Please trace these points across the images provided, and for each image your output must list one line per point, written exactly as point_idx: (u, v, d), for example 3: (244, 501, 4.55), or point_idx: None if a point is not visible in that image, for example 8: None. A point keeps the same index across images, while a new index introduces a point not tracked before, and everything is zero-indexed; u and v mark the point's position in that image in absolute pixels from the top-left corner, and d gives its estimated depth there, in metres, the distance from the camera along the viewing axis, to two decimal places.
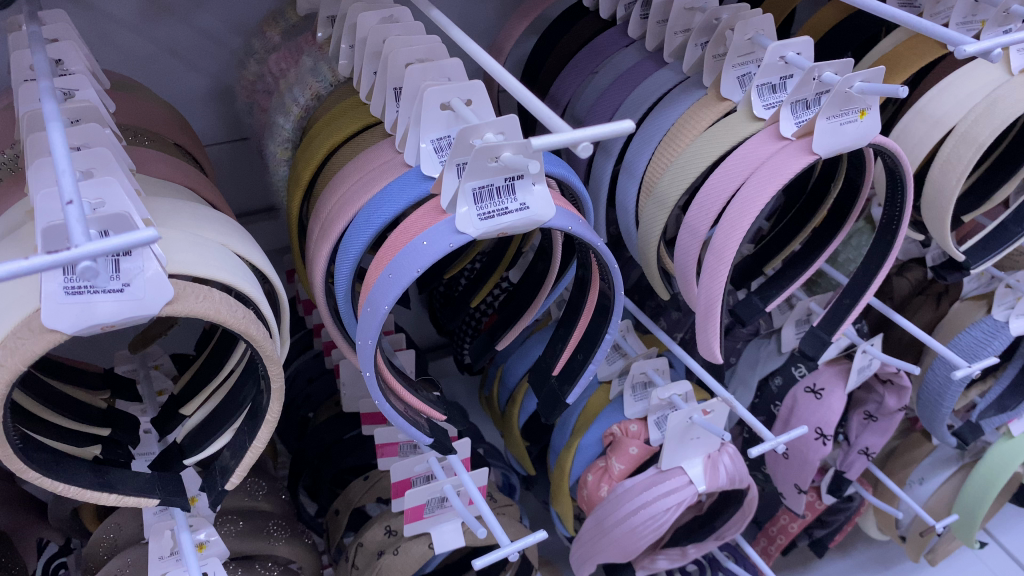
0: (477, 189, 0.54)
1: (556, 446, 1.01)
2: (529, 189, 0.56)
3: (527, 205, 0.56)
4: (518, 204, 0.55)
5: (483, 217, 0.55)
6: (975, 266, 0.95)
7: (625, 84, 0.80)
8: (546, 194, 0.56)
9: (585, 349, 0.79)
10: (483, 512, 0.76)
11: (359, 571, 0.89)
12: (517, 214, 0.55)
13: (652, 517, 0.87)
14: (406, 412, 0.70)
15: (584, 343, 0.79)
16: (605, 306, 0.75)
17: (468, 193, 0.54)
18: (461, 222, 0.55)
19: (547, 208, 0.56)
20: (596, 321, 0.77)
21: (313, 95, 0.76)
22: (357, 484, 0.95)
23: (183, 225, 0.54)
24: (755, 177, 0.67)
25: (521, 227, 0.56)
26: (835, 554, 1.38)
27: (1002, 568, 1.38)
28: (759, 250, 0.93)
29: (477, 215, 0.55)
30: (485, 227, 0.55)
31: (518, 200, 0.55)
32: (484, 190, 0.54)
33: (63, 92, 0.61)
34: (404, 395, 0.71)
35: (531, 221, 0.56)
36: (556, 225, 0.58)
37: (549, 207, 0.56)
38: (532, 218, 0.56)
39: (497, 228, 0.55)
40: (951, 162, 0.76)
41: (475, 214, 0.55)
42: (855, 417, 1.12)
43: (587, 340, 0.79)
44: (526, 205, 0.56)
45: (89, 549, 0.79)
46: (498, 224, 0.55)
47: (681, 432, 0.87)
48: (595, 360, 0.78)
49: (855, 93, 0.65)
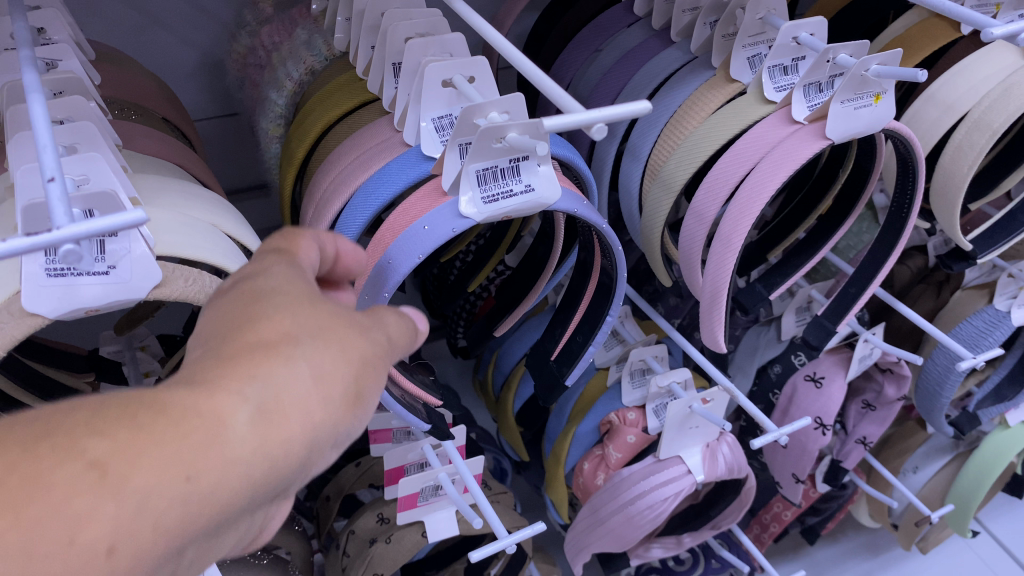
0: (481, 171, 0.52)
1: (551, 433, 1.00)
2: (534, 170, 0.53)
3: (532, 186, 0.53)
4: (523, 185, 0.53)
5: (487, 200, 0.53)
6: (982, 256, 0.94)
7: (631, 63, 0.78)
8: (552, 175, 0.54)
9: (585, 331, 0.77)
10: (478, 500, 0.74)
11: (349, 559, 0.88)
12: (521, 196, 0.53)
13: (650, 506, 0.86)
14: (404, 400, 0.68)
15: (584, 329, 0.77)
16: (607, 291, 0.73)
17: (471, 176, 0.52)
18: (464, 206, 0.53)
19: (553, 190, 0.54)
20: (597, 308, 0.75)
21: (307, 70, 0.73)
22: (349, 470, 0.93)
23: (171, 204, 0.52)
24: (767, 161, 0.65)
25: (526, 210, 0.54)
26: (825, 541, 1.38)
27: (991, 557, 1.39)
28: (763, 236, 0.91)
29: (480, 199, 0.53)
30: (488, 210, 0.53)
31: (522, 181, 0.53)
32: (488, 172, 0.52)
33: (45, 62, 0.58)
34: (403, 383, 0.69)
35: (537, 203, 0.54)
36: (563, 207, 0.56)
37: (554, 188, 0.54)
38: (537, 201, 0.54)
39: (502, 211, 0.53)
40: (963, 149, 0.75)
41: (479, 197, 0.53)
42: (853, 407, 1.11)
43: (587, 325, 0.77)
44: (531, 187, 0.53)
45: None
46: (503, 208, 0.53)
47: (681, 420, 0.85)
48: (594, 343, 0.76)
49: (871, 76, 0.63)
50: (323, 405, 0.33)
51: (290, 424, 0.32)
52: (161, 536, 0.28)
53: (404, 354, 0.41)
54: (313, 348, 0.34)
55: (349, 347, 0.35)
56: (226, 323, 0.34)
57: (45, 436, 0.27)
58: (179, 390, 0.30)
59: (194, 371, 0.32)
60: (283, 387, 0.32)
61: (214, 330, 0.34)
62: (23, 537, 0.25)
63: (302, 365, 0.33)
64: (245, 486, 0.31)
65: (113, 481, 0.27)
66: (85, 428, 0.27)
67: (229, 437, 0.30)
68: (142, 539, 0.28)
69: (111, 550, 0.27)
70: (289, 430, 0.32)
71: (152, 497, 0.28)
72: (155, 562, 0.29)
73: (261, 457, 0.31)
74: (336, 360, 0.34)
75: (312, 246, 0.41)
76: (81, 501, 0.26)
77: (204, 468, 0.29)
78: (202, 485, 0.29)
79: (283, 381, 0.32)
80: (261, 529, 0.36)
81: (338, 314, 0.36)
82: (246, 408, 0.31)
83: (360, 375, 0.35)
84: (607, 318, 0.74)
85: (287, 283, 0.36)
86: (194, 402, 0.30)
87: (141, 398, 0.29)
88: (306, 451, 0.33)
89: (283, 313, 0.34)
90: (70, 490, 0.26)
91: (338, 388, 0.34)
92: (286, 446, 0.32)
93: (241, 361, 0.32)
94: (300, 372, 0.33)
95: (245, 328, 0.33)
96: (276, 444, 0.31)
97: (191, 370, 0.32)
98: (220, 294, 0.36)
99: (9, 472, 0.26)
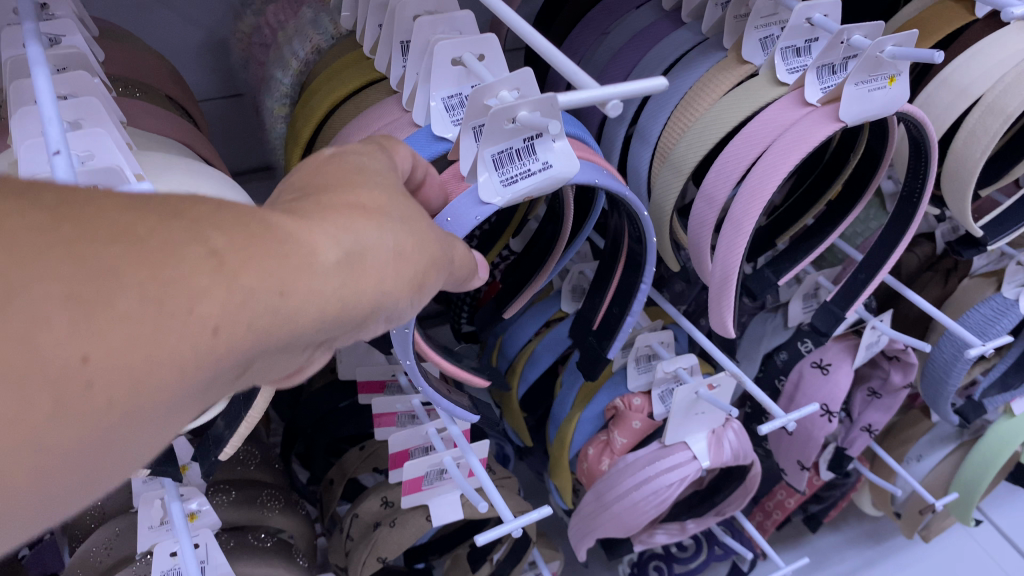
0: (497, 155, 0.51)
1: (555, 416, 0.98)
2: (549, 146, 0.52)
3: (550, 162, 0.53)
4: (540, 163, 0.52)
5: (506, 182, 0.52)
6: (992, 243, 0.93)
7: (641, 44, 0.77)
8: (568, 150, 0.53)
9: (620, 302, 0.79)
10: (484, 484, 0.73)
11: (354, 542, 0.88)
12: (539, 174, 0.53)
13: (654, 492, 0.85)
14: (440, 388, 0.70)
15: (620, 300, 0.79)
16: (637, 266, 0.74)
17: (487, 160, 0.51)
18: (484, 191, 0.52)
19: (570, 163, 0.53)
20: (630, 279, 0.76)
21: (313, 48, 0.73)
22: (352, 453, 0.93)
23: (177, 182, 0.51)
24: (779, 144, 0.64)
25: (546, 186, 0.53)
26: (826, 530, 1.38)
27: (993, 546, 1.39)
28: (771, 222, 0.90)
29: (499, 182, 0.52)
30: (510, 193, 0.52)
31: (539, 159, 0.52)
32: (504, 155, 0.51)
33: (49, 37, 0.57)
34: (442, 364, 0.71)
35: (555, 179, 0.53)
36: (582, 179, 0.55)
37: (572, 162, 0.53)
38: (557, 176, 0.53)
39: (521, 192, 0.53)
40: (977, 134, 0.74)
41: (497, 181, 0.52)
42: (859, 394, 1.11)
43: (622, 296, 0.78)
44: (549, 163, 0.53)
45: (77, 560, 0.75)
46: (523, 188, 0.52)
47: (688, 405, 0.85)
48: (631, 314, 0.78)
49: (885, 58, 0.62)
50: (394, 276, 0.38)
51: (368, 279, 0.36)
52: (250, 334, 0.32)
53: (457, 272, 0.46)
54: (398, 227, 0.39)
55: (425, 238, 0.40)
56: (329, 183, 0.38)
57: (178, 218, 0.30)
58: (285, 218, 0.34)
59: (299, 208, 0.36)
60: (370, 244, 0.37)
61: (318, 186, 0.38)
62: (159, 288, 0.28)
63: (388, 237, 0.38)
64: (320, 315, 0.35)
65: (229, 268, 0.31)
66: (209, 223, 0.31)
67: (321, 267, 0.34)
68: (239, 329, 0.31)
69: (216, 330, 0.30)
70: (365, 284, 0.36)
71: (253, 294, 0.31)
72: (235, 356, 0.32)
73: (339, 298, 0.35)
74: (413, 247, 0.39)
75: (407, 155, 0.46)
76: (202, 280, 0.30)
77: (297, 287, 0.33)
78: (291, 300, 0.33)
79: (371, 241, 0.37)
80: (302, 364, 0.40)
81: (417, 206, 0.41)
82: (338, 251, 0.35)
83: (425, 267, 0.40)
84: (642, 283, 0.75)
85: (382, 168, 0.42)
86: (298, 229, 0.34)
87: (254, 213, 0.33)
88: (370, 310, 0.38)
89: (378, 190, 0.39)
90: (192, 268, 0.29)
91: (408, 269, 0.39)
92: (359, 296, 0.36)
93: (341, 213, 0.36)
94: (387, 240, 0.38)
95: (348, 189, 0.38)
96: (353, 289, 0.36)
97: (296, 206, 0.36)
98: (316, 160, 0.41)
99: (149, 237, 0.29)
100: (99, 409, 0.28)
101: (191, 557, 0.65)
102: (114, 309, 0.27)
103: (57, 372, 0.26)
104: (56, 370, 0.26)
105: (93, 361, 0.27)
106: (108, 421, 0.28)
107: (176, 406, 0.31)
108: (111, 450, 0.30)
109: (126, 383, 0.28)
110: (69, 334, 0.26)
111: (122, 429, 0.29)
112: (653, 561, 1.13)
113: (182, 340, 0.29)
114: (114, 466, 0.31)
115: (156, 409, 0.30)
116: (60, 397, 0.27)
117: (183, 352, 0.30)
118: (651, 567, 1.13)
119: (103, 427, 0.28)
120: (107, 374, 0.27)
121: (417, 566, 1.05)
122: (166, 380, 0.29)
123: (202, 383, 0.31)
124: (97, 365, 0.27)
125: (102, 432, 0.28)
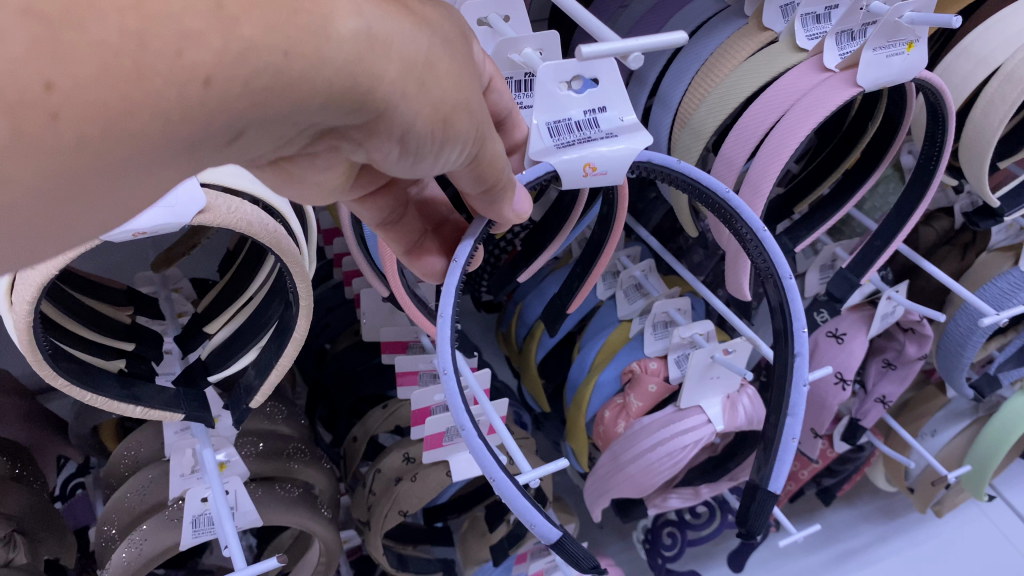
0: (553, 122, 0.52)
1: (573, 380, 1.01)
2: (614, 119, 0.54)
3: (614, 133, 0.53)
4: (605, 133, 0.53)
5: (561, 145, 0.52)
6: (1009, 214, 0.94)
7: (664, 11, 0.78)
8: (637, 127, 0.54)
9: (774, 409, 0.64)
10: (505, 439, 0.72)
11: (376, 496, 0.90)
12: (604, 142, 0.53)
13: (670, 454, 0.87)
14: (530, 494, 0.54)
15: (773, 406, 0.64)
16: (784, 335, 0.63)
17: (544, 127, 0.52)
18: (538, 151, 0.52)
19: (638, 135, 0.54)
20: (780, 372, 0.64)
21: None
22: (375, 413, 0.95)
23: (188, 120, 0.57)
24: (797, 107, 0.65)
25: (616, 158, 0.53)
26: (840, 504, 1.40)
27: (1007, 525, 1.40)
28: (790, 190, 0.91)
29: (554, 146, 0.52)
30: (565, 155, 0.52)
31: (602, 130, 0.53)
32: (561, 123, 0.52)
33: None
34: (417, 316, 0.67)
35: (624, 149, 0.53)
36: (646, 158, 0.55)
37: (640, 135, 0.53)
38: (623, 147, 0.53)
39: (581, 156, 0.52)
40: (994, 103, 0.74)
41: (552, 144, 0.52)
42: (874, 365, 1.12)
43: (777, 400, 0.64)
44: (613, 134, 0.53)
45: (110, 507, 0.79)
46: (582, 151, 0.52)
47: (703, 369, 0.87)
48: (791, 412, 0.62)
49: (904, 23, 0.63)
50: (430, 104, 0.37)
51: (390, 61, 0.35)
52: (239, 99, 0.31)
53: (495, 176, 0.47)
54: (447, 43, 0.39)
55: (458, 81, 0.39)
56: None
57: None
58: None
59: None
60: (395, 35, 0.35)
61: None
62: (141, 24, 0.27)
63: (422, 41, 0.36)
64: (328, 88, 0.33)
65: (227, 14, 0.29)
66: None
67: (338, 34, 0.32)
68: (234, 85, 0.30)
69: (207, 81, 0.29)
70: (385, 68, 0.34)
71: (255, 47, 0.30)
72: (230, 120, 0.31)
73: (348, 72, 0.33)
74: (445, 66, 0.38)
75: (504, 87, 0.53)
76: (195, 21, 0.28)
77: (306, 51, 0.31)
78: (300, 61, 0.31)
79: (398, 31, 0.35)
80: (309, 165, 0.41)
81: (465, 62, 0.40)
82: (359, 23, 0.33)
83: (454, 105, 0.39)
84: (798, 353, 0.62)
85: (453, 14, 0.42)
86: None
87: None
88: (378, 105, 0.35)
89: (429, 15, 0.39)
90: (186, 6, 0.28)
91: (434, 88, 0.37)
92: (382, 70, 0.34)
93: (398, 15, 0.35)
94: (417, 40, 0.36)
95: None
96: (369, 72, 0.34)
97: None
98: None
99: None
100: (68, 146, 0.28)
101: (222, 500, 0.67)
102: (84, 36, 0.26)
103: (15, 96, 0.26)
104: (15, 95, 0.26)
105: (58, 90, 0.26)
106: (79, 159, 0.29)
107: (164, 157, 0.31)
108: (78, 190, 0.30)
109: (99, 121, 0.28)
110: (26, 52, 0.25)
111: (97, 162, 0.29)
112: (667, 527, 1.15)
113: (172, 87, 0.28)
114: (84, 200, 0.31)
115: (139, 154, 0.30)
116: (17, 123, 0.26)
117: (169, 99, 0.29)
118: (665, 534, 1.15)
119: (68, 156, 0.28)
120: (75, 107, 0.27)
121: (436, 524, 1.12)
122: (145, 126, 0.29)
123: (191, 137, 0.31)
124: (62, 95, 0.27)
125: (71, 169, 0.29)
